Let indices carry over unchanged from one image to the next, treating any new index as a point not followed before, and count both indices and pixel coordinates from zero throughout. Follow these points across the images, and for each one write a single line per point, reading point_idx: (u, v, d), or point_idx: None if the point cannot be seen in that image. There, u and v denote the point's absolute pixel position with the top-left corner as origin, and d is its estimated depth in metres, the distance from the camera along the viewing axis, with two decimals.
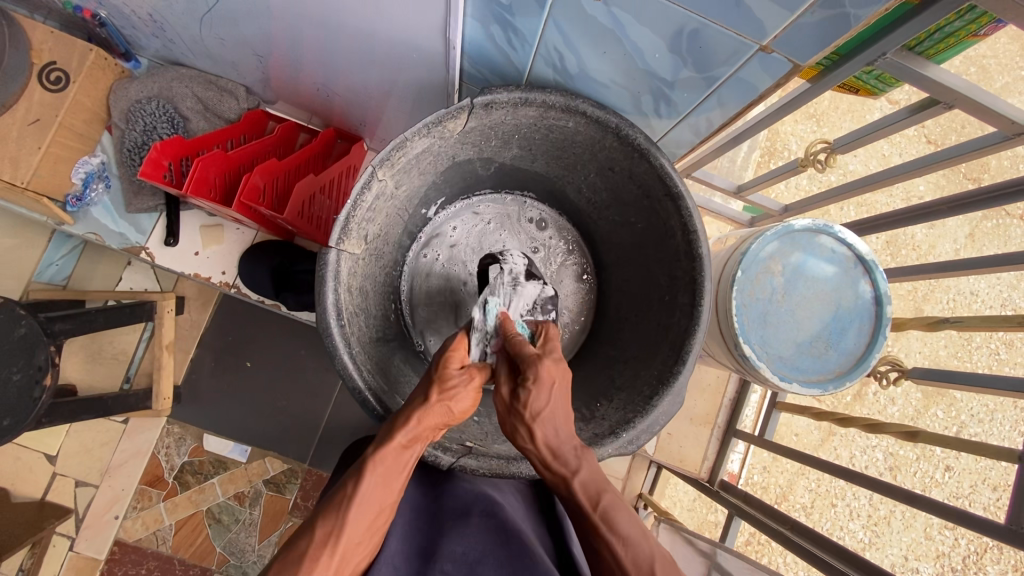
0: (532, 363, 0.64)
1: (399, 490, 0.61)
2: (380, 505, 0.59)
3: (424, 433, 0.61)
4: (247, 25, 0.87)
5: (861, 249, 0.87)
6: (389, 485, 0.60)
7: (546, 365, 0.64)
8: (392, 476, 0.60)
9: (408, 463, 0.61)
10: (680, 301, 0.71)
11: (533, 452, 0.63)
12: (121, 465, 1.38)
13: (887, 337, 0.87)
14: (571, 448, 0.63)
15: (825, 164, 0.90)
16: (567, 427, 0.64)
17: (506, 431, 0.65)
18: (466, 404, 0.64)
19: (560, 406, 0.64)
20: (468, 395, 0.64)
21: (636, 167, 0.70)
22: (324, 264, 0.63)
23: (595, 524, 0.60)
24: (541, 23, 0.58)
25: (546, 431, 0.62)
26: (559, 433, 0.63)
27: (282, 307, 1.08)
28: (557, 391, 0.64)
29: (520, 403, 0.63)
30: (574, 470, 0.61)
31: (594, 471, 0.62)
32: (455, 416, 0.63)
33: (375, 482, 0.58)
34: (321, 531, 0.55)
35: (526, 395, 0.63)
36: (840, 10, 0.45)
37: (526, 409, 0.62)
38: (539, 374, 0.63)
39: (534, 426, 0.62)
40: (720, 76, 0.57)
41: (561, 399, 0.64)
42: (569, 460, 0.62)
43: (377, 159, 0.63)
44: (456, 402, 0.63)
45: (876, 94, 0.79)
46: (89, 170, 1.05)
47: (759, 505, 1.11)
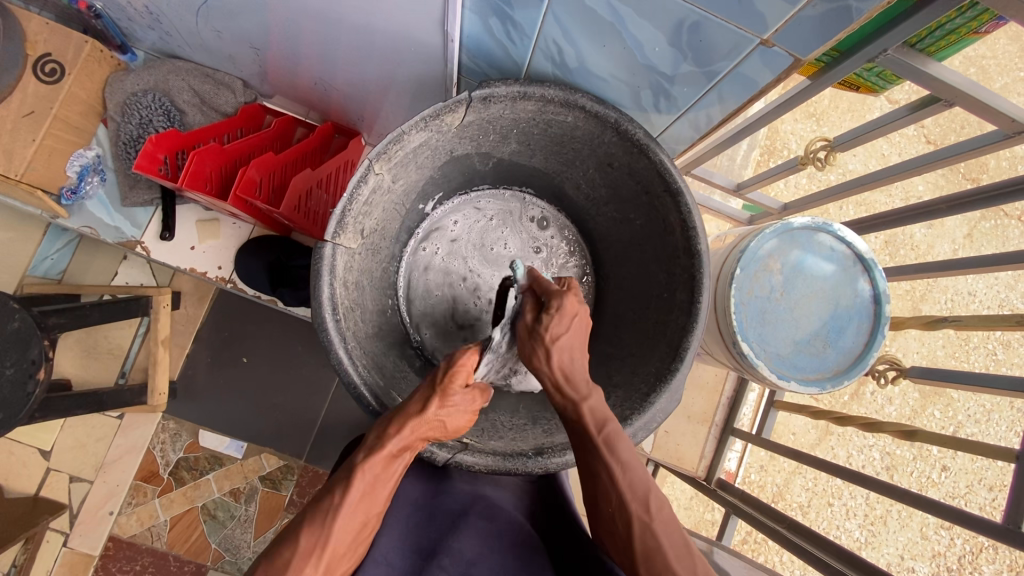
0: (558, 295, 0.67)
1: (385, 498, 0.61)
2: (365, 515, 0.59)
3: (414, 442, 0.61)
4: (244, 17, 0.86)
5: (860, 247, 0.87)
6: (376, 494, 0.59)
7: (571, 297, 0.66)
8: (379, 486, 0.60)
9: (397, 470, 0.61)
10: (678, 298, 0.70)
11: (545, 374, 0.64)
12: (116, 461, 1.37)
13: (885, 335, 0.87)
14: (583, 376, 0.64)
15: (824, 162, 0.89)
16: (582, 360, 0.65)
17: (522, 353, 0.66)
18: (462, 422, 0.64)
19: (578, 337, 0.65)
20: (462, 411, 0.63)
21: (635, 162, 0.69)
22: (319, 258, 0.62)
23: (598, 447, 0.60)
24: (540, 16, 0.57)
25: (561, 356, 0.64)
26: (572, 361, 0.64)
27: (278, 302, 1.08)
28: (579, 325, 0.65)
29: (543, 326, 0.65)
30: (583, 395, 0.62)
31: (600, 401, 0.63)
32: (448, 431, 0.63)
33: (363, 492, 0.58)
34: (305, 541, 0.55)
35: (548, 320, 0.65)
36: (841, 4, 0.45)
37: (547, 332, 0.64)
38: (563, 304, 0.65)
39: (552, 349, 0.64)
40: (720, 71, 0.57)
41: (581, 331, 0.66)
42: (579, 386, 0.63)
43: (373, 153, 0.62)
44: (450, 420, 0.63)
45: (876, 91, 0.78)
46: (84, 163, 1.05)
47: (756, 504, 1.11)
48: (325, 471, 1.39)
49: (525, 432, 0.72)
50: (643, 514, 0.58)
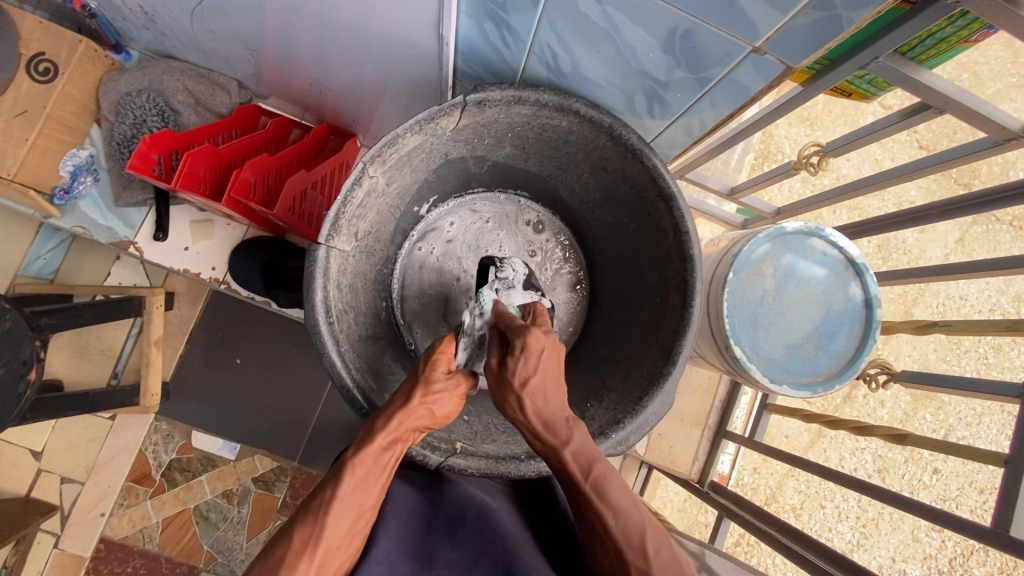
0: (521, 332, 0.66)
1: (381, 491, 0.61)
2: (360, 507, 0.59)
3: (405, 434, 0.62)
4: (240, 18, 0.86)
5: (852, 252, 0.88)
6: (369, 487, 0.60)
7: (534, 333, 0.65)
8: (373, 479, 0.60)
9: (389, 464, 0.61)
10: (671, 302, 0.71)
11: (523, 423, 0.64)
12: (108, 462, 1.36)
13: (877, 340, 0.88)
14: (563, 418, 0.64)
15: (817, 168, 0.90)
16: (558, 397, 0.65)
17: (497, 402, 0.66)
18: (448, 408, 0.65)
19: (550, 377, 0.65)
20: (449, 398, 0.65)
21: (629, 167, 0.69)
22: (313, 261, 0.62)
23: (588, 495, 0.60)
24: (535, 21, 0.58)
25: (534, 400, 0.64)
26: (547, 402, 0.64)
27: (272, 304, 1.08)
28: (546, 362, 0.65)
29: (509, 371, 0.64)
30: (564, 441, 0.62)
31: (584, 441, 0.63)
32: (437, 419, 0.64)
33: (355, 486, 0.59)
34: (298, 540, 0.55)
35: (513, 363, 0.64)
36: (832, 13, 0.45)
37: (515, 378, 0.64)
38: (527, 343, 0.64)
39: (523, 395, 0.64)
40: (713, 77, 0.57)
41: (550, 366, 0.65)
42: (560, 432, 0.63)
43: (367, 156, 0.62)
44: (438, 408, 0.64)
45: (868, 98, 0.79)
46: (77, 163, 1.05)
47: (749, 506, 1.12)
48: (319, 473, 1.38)
49: (518, 435, 0.72)
50: (641, 561, 0.56)
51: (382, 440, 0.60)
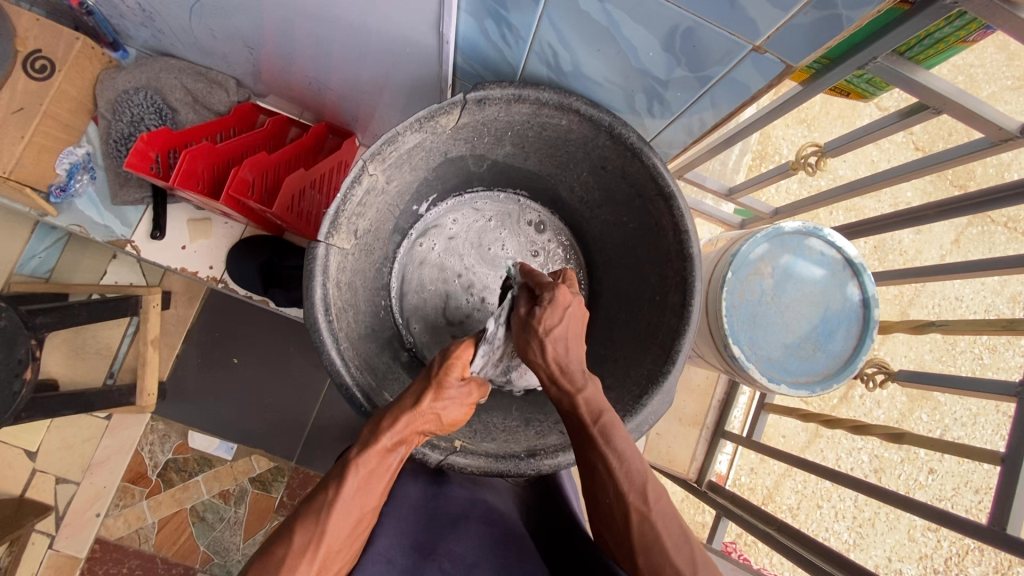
0: (550, 288, 0.66)
1: (383, 493, 0.60)
2: (361, 510, 0.58)
3: (410, 437, 0.61)
4: (238, 16, 0.85)
5: (850, 253, 0.88)
6: (372, 490, 0.59)
7: (565, 290, 0.65)
8: (375, 482, 0.59)
9: (392, 466, 0.60)
10: (671, 300, 0.71)
11: (541, 367, 0.64)
12: (103, 462, 1.35)
13: (874, 339, 0.88)
14: (580, 368, 0.63)
15: (815, 168, 0.90)
16: (579, 352, 0.65)
17: (518, 347, 0.66)
18: (458, 414, 0.63)
19: (574, 326, 0.65)
20: (459, 404, 0.63)
21: (629, 166, 0.70)
22: (312, 259, 0.62)
23: (594, 438, 0.59)
24: (535, 20, 0.58)
25: (556, 348, 0.63)
26: (568, 352, 0.64)
27: (270, 303, 1.07)
28: (572, 317, 0.65)
29: (536, 318, 0.64)
30: (579, 388, 0.62)
31: (596, 391, 0.62)
32: (445, 424, 0.63)
33: (357, 489, 0.57)
34: (299, 538, 0.54)
35: (541, 312, 0.64)
36: (832, 12, 0.45)
37: (539, 325, 0.63)
38: (555, 296, 0.65)
39: (545, 341, 0.63)
40: (713, 75, 0.57)
41: (575, 322, 0.65)
42: (576, 378, 0.62)
43: (367, 154, 0.62)
44: (448, 412, 0.63)
45: (866, 98, 0.79)
46: (73, 161, 1.04)
47: (746, 506, 1.12)
48: (316, 473, 1.38)
49: (517, 434, 0.72)
50: (641, 505, 0.57)
51: (385, 443, 0.59)
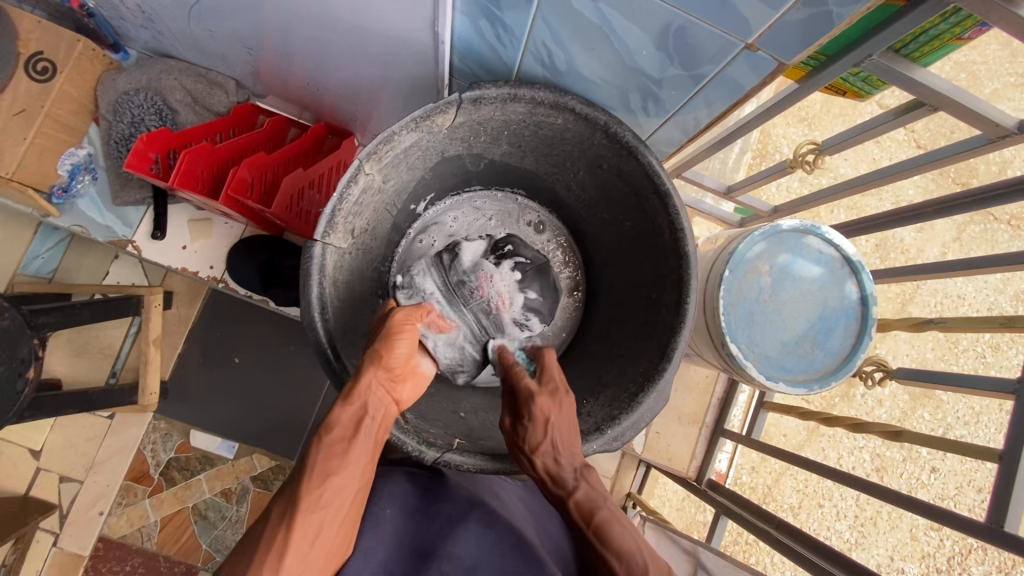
0: (528, 401, 0.66)
1: (362, 453, 0.60)
2: (339, 472, 0.58)
3: (366, 387, 0.61)
4: (236, 17, 0.86)
5: (848, 250, 0.88)
6: (346, 449, 0.59)
7: (541, 400, 0.65)
8: (351, 445, 0.59)
9: (361, 422, 0.60)
10: (667, 298, 0.71)
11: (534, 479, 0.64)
12: (106, 461, 1.36)
13: (872, 338, 0.88)
14: (571, 468, 0.64)
15: (813, 166, 0.90)
16: (570, 451, 0.64)
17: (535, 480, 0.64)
18: (405, 353, 0.64)
19: (562, 434, 0.64)
20: (406, 338, 0.65)
21: (625, 164, 0.70)
22: (308, 258, 0.62)
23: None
24: (529, 19, 0.58)
25: (545, 460, 0.63)
26: (559, 460, 0.63)
27: (270, 302, 1.09)
28: (554, 426, 0.64)
29: (519, 438, 0.64)
30: (571, 490, 0.63)
31: (591, 486, 0.63)
32: (394, 365, 0.63)
33: (328, 451, 0.59)
34: (280, 508, 0.56)
35: (524, 432, 0.64)
36: (823, 8, 0.44)
37: (526, 444, 0.64)
38: (535, 412, 0.65)
39: (534, 458, 0.63)
40: (706, 74, 0.56)
41: (564, 427, 0.65)
42: (567, 483, 0.63)
43: (363, 153, 0.62)
44: (394, 352, 0.63)
45: (863, 96, 0.79)
46: (75, 162, 1.05)
47: (746, 504, 1.13)
48: None
49: None
50: None
51: (346, 400, 0.60)
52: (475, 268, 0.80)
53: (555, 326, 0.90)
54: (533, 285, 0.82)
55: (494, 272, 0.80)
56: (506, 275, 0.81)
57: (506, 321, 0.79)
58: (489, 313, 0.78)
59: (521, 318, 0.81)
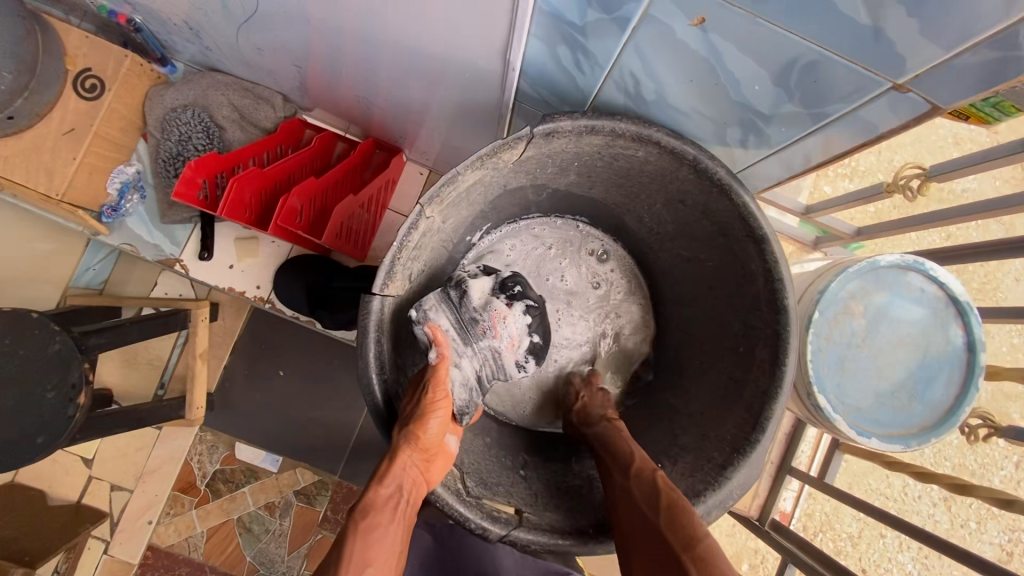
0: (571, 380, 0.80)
1: (396, 541, 0.55)
2: (378, 565, 0.53)
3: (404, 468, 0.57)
4: (284, 34, 0.81)
5: (956, 290, 0.78)
6: (384, 538, 0.54)
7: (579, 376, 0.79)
8: (387, 531, 0.54)
9: (400, 505, 0.56)
10: (758, 355, 0.63)
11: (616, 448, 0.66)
12: (155, 470, 1.38)
13: (980, 390, 0.78)
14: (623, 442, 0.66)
15: (916, 193, 0.79)
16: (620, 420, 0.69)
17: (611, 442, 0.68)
18: (437, 430, 0.60)
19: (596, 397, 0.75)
20: (439, 412, 0.60)
21: (713, 203, 0.62)
22: (366, 312, 0.57)
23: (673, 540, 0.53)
24: (618, 48, 0.50)
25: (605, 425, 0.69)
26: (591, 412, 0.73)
27: (316, 323, 1.05)
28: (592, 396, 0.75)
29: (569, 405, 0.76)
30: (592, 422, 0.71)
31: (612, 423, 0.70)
32: (429, 444, 0.59)
33: (365, 539, 0.53)
34: None
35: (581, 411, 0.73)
36: (1014, 52, 0.36)
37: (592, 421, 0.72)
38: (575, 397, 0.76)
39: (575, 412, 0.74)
40: (831, 113, 0.48)
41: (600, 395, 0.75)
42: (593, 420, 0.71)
43: (425, 197, 0.57)
44: (429, 429, 0.59)
45: (987, 123, 0.68)
46: (124, 180, 1.04)
47: (817, 554, 1.01)
48: (360, 488, 1.37)
49: (582, 501, 0.66)
50: (625, 472, 0.61)
51: None
52: (488, 305, 0.67)
53: (618, 367, 0.83)
54: (541, 328, 0.73)
55: (507, 313, 0.68)
56: (519, 317, 0.69)
57: (510, 365, 0.70)
58: (496, 359, 0.68)
59: (522, 360, 0.71)
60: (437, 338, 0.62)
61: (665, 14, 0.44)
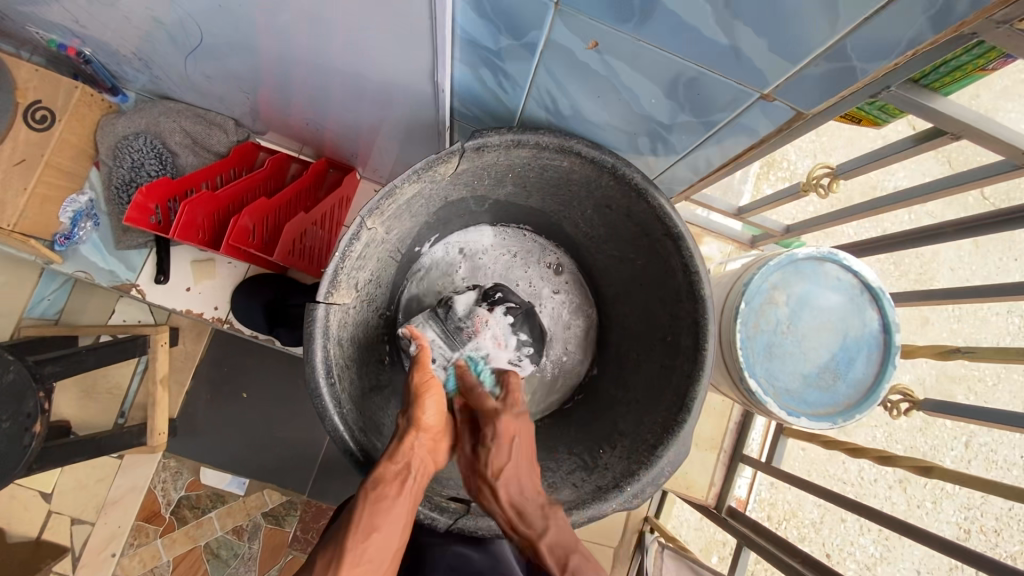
0: (489, 418, 0.68)
1: (408, 514, 0.58)
2: (386, 530, 0.57)
3: (409, 450, 0.61)
4: (231, 62, 0.84)
5: (867, 277, 0.85)
6: (391, 510, 0.57)
7: (505, 419, 0.67)
8: (395, 503, 0.57)
9: (408, 482, 0.59)
10: (683, 343, 0.68)
11: (498, 513, 0.63)
12: (117, 501, 1.35)
13: (896, 367, 0.85)
14: (536, 507, 0.62)
15: (828, 190, 0.86)
16: (531, 483, 0.65)
17: (473, 495, 0.66)
18: (435, 414, 0.65)
19: (518, 456, 0.66)
20: (434, 395, 0.66)
21: (635, 206, 0.67)
22: (312, 320, 0.60)
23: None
24: (532, 69, 0.56)
25: (509, 489, 0.63)
26: (521, 491, 0.64)
27: (276, 342, 1.07)
28: (518, 445, 0.66)
29: (482, 461, 0.66)
30: (538, 531, 0.60)
31: (558, 527, 0.60)
32: (429, 427, 0.64)
33: (373, 509, 0.57)
34: (323, 562, 0.55)
35: (488, 452, 0.66)
36: (846, 65, 0.43)
37: (489, 469, 0.65)
38: (498, 431, 0.66)
39: (498, 485, 0.64)
40: (719, 120, 0.54)
41: (522, 451, 0.67)
42: (534, 520, 0.61)
43: (365, 210, 0.60)
44: (424, 412, 0.64)
45: (879, 124, 0.76)
46: (77, 209, 1.04)
47: (768, 535, 1.09)
48: (329, 506, 1.38)
49: None
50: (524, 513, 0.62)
51: (389, 458, 0.60)
52: (470, 314, 0.76)
53: (567, 365, 0.88)
54: (526, 327, 0.80)
55: (488, 317, 0.76)
56: (501, 319, 0.77)
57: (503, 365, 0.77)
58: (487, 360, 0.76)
59: (515, 357, 0.79)
60: (414, 333, 0.71)
61: (564, 38, 0.49)
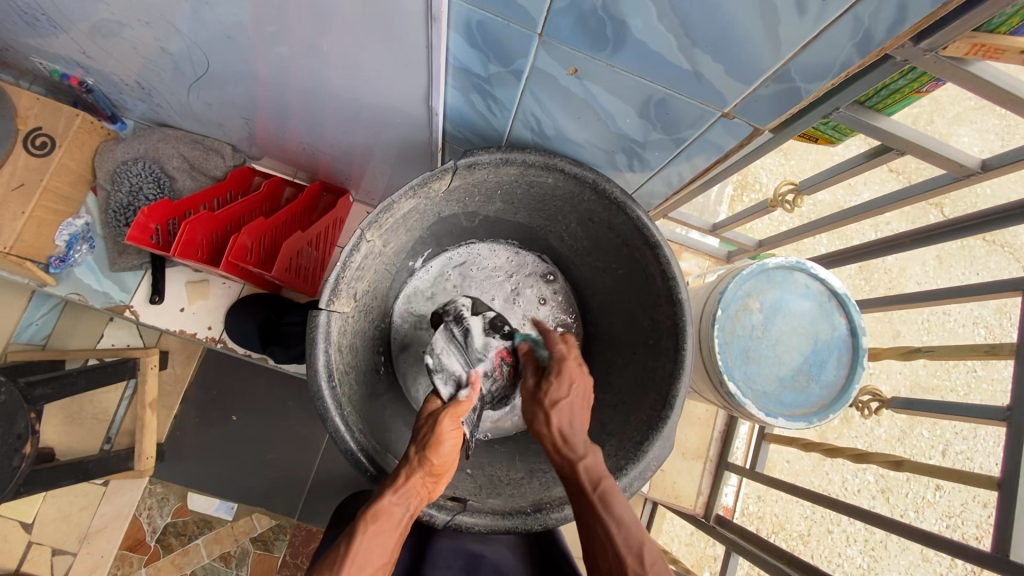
0: (557, 361, 0.71)
1: (395, 547, 0.61)
2: (375, 564, 0.59)
3: (413, 489, 0.61)
4: (233, 90, 0.89)
5: (834, 284, 0.91)
6: (382, 546, 0.59)
7: (569, 365, 0.70)
8: (385, 541, 0.59)
9: (404, 521, 0.60)
10: (664, 344, 0.73)
11: (546, 435, 0.67)
12: (100, 530, 1.33)
13: (865, 367, 0.90)
14: (581, 438, 0.66)
15: (793, 205, 0.93)
16: (582, 420, 0.68)
17: (526, 417, 0.70)
18: (449, 455, 0.65)
19: (577, 401, 0.68)
20: (453, 440, 0.66)
21: (614, 218, 0.73)
22: (314, 326, 0.63)
23: (594, 505, 0.60)
24: (518, 93, 0.61)
25: (560, 418, 0.67)
26: (572, 423, 0.67)
27: (269, 359, 1.08)
28: (579, 386, 0.69)
29: (542, 391, 0.69)
30: (580, 456, 0.64)
31: (597, 459, 0.64)
32: (440, 468, 0.63)
33: (367, 541, 0.58)
34: None
35: (548, 386, 0.69)
36: (790, 85, 0.49)
37: (547, 397, 0.68)
38: (562, 371, 0.70)
39: (551, 412, 0.67)
40: (687, 137, 0.60)
41: (582, 396, 0.69)
42: (577, 447, 0.65)
43: (365, 223, 0.65)
44: (437, 454, 0.64)
45: (833, 142, 0.83)
46: (73, 232, 1.06)
47: (755, 539, 1.12)
48: (319, 529, 1.36)
49: (522, 487, 0.72)
50: (562, 442, 0.66)
51: (391, 495, 0.60)
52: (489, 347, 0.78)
53: None
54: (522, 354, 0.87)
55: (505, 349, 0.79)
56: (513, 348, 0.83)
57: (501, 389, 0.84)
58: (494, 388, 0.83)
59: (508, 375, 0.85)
60: (473, 381, 0.73)
61: (547, 65, 0.55)
